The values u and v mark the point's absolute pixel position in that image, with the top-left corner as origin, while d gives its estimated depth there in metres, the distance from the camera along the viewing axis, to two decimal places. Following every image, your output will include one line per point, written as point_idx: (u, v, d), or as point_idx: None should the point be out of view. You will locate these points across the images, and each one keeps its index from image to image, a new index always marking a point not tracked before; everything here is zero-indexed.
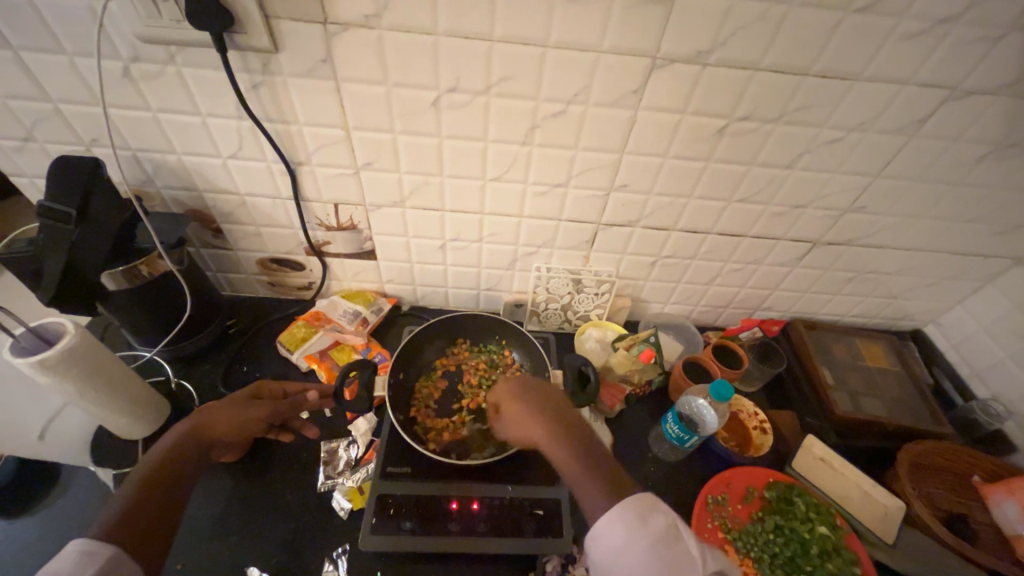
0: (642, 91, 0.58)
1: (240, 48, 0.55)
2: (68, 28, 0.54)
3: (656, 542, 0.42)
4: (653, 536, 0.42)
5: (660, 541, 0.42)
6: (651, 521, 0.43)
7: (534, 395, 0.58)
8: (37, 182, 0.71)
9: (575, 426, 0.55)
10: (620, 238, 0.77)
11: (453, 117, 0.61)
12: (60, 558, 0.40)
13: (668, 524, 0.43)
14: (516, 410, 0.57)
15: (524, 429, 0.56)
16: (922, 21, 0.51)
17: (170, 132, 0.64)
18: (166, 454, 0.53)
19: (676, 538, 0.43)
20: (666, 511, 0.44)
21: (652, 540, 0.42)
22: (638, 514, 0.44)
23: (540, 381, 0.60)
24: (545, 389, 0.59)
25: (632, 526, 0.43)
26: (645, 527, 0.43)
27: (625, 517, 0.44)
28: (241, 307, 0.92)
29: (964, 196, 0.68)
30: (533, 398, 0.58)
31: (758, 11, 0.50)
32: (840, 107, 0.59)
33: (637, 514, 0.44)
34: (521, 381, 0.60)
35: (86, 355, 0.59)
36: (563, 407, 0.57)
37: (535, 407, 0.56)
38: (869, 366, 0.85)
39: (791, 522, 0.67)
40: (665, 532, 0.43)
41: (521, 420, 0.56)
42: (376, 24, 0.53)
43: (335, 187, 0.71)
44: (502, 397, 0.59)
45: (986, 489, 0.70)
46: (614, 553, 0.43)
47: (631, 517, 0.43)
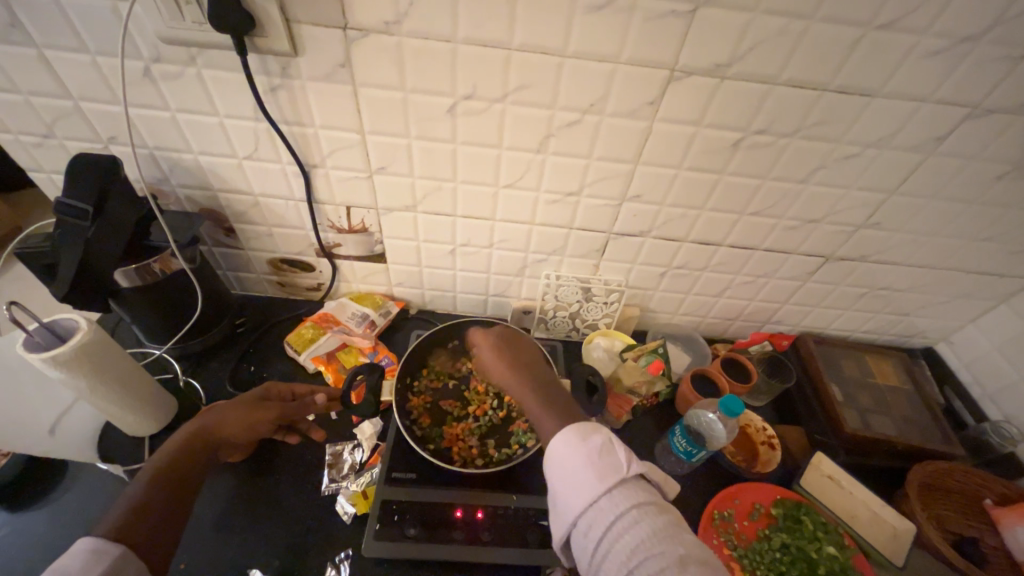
0: (658, 103, 0.58)
1: (261, 52, 0.56)
2: (91, 27, 0.54)
3: (590, 451, 0.46)
4: (590, 448, 0.46)
5: (594, 450, 0.46)
6: (589, 437, 0.47)
7: (513, 349, 0.61)
8: (54, 177, 0.72)
9: (544, 377, 0.58)
10: (631, 247, 0.77)
11: (468, 123, 0.61)
12: (70, 556, 0.40)
13: (605, 439, 0.47)
14: (494, 361, 0.60)
15: (500, 381, 0.59)
16: (944, 38, 0.50)
17: (188, 132, 0.65)
18: (177, 452, 0.54)
19: (610, 450, 0.46)
20: (604, 431, 0.48)
21: (587, 450, 0.46)
22: (579, 432, 0.48)
23: (516, 340, 0.63)
24: (522, 346, 0.62)
25: (572, 440, 0.47)
26: (583, 441, 0.47)
27: (568, 436, 0.48)
28: (250, 306, 0.92)
29: (980, 215, 0.67)
30: (510, 352, 0.61)
31: (778, 26, 0.50)
32: (858, 123, 0.58)
33: (579, 433, 0.48)
34: (500, 338, 0.63)
35: (98, 352, 0.59)
36: (536, 361, 0.60)
37: (513, 359, 0.60)
38: (879, 383, 0.84)
39: (799, 540, 0.66)
40: (601, 445, 0.46)
41: (497, 373, 0.59)
42: (395, 31, 0.53)
43: (348, 190, 0.71)
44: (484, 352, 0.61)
45: (997, 513, 0.69)
46: (558, 466, 0.47)
47: (572, 434, 0.48)
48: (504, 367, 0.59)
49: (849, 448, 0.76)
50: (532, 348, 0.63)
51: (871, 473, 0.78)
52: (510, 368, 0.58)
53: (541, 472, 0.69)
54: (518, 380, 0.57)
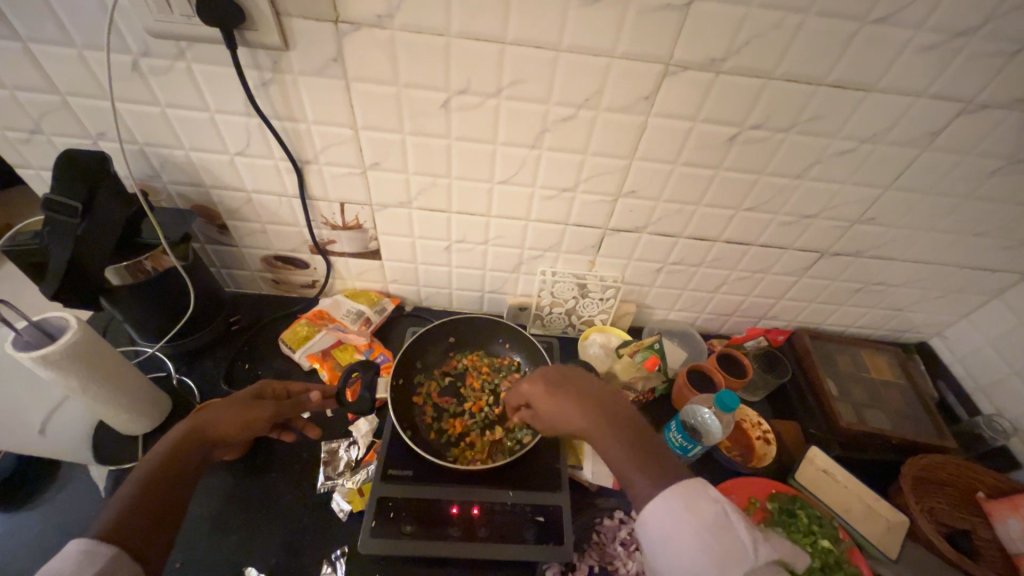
0: (653, 97, 0.57)
1: (251, 46, 0.55)
2: (78, 21, 0.53)
3: (704, 529, 0.44)
4: (705, 526, 0.44)
5: (709, 529, 0.44)
6: (701, 510, 0.45)
7: (580, 387, 0.57)
8: (42, 174, 0.71)
9: (623, 416, 0.55)
10: (626, 243, 0.77)
11: (462, 118, 0.61)
12: (60, 558, 0.40)
13: (718, 512, 0.45)
14: (557, 407, 0.56)
15: (573, 424, 0.55)
16: (939, 33, 0.50)
17: (178, 127, 0.64)
18: (169, 452, 0.53)
19: (727, 527, 0.44)
20: (714, 499, 0.46)
21: (701, 529, 0.44)
22: (688, 503, 0.45)
23: (573, 377, 0.59)
24: (587, 381, 0.59)
25: (682, 515, 0.45)
26: (695, 516, 0.45)
27: (677, 508, 0.45)
28: (244, 303, 0.91)
29: (974, 210, 0.67)
30: (579, 391, 0.57)
31: (774, 19, 0.50)
32: (853, 118, 0.58)
33: (687, 504, 0.45)
34: (554, 380, 0.58)
35: (89, 350, 0.59)
36: (607, 397, 0.57)
37: (585, 400, 0.56)
38: (873, 378, 0.85)
39: (793, 534, 0.66)
40: (715, 521, 0.44)
41: (568, 416, 0.55)
42: (388, 25, 0.52)
43: (342, 186, 0.71)
44: (542, 399, 0.57)
45: (989, 505, 0.69)
46: (669, 543, 0.45)
47: (682, 508, 0.45)
48: (571, 413, 0.55)
49: (843, 442, 0.77)
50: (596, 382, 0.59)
51: (866, 467, 0.79)
52: (580, 414, 0.55)
53: (538, 468, 0.69)
54: (592, 426, 0.54)
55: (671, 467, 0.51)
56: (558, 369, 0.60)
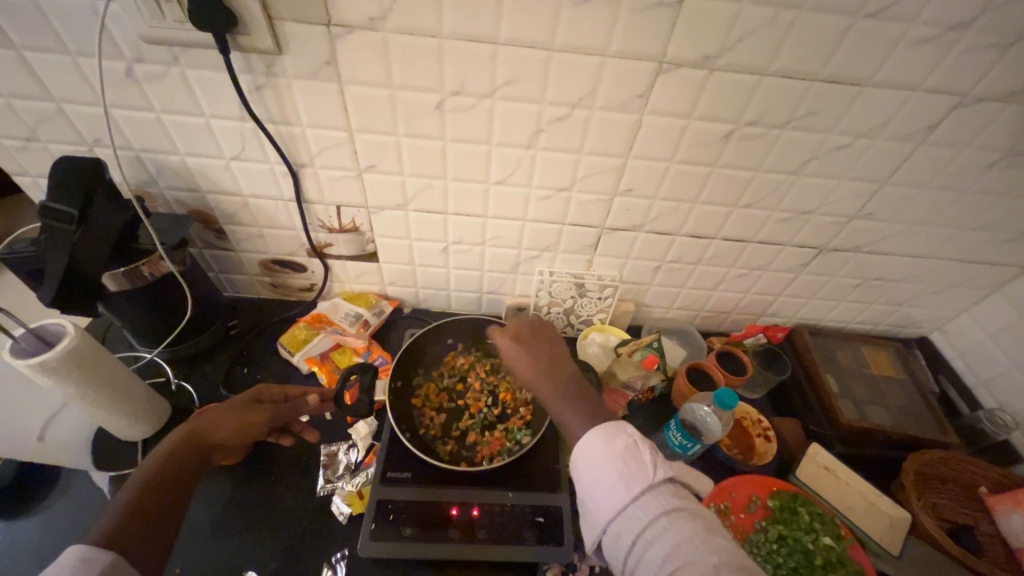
0: (648, 96, 0.57)
1: (244, 50, 0.55)
2: (71, 27, 0.53)
3: (613, 454, 0.45)
4: (613, 451, 0.45)
5: (617, 452, 0.45)
6: (611, 439, 0.46)
7: (535, 339, 0.62)
8: (39, 181, 0.71)
9: (566, 368, 0.57)
10: (623, 242, 0.77)
11: (456, 120, 0.61)
12: (59, 566, 0.40)
13: (627, 441, 0.46)
14: (512, 347, 0.60)
15: (517, 368, 0.59)
16: (933, 26, 0.50)
17: (173, 132, 0.64)
18: (167, 458, 0.53)
19: (634, 453, 0.45)
20: (627, 431, 0.47)
21: (610, 455, 0.45)
22: (601, 433, 0.47)
23: (536, 331, 0.63)
24: (542, 335, 0.63)
25: (594, 443, 0.47)
26: (606, 442, 0.46)
27: (591, 438, 0.47)
28: (242, 307, 0.92)
29: (971, 204, 0.67)
30: (531, 341, 0.61)
31: (766, 16, 0.50)
32: (848, 113, 0.58)
33: (600, 434, 0.47)
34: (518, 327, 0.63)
35: (86, 357, 0.59)
36: (557, 351, 0.60)
37: (534, 349, 0.60)
38: (874, 373, 0.84)
39: (795, 532, 0.66)
40: (624, 447, 0.45)
41: (513, 360, 0.59)
42: (380, 27, 0.53)
43: (338, 189, 0.71)
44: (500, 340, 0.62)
45: (992, 501, 0.69)
46: (584, 472, 0.46)
47: (596, 436, 0.47)
48: (523, 354, 0.59)
49: (844, 439, 0.76)
50: (552, 337, 0.63)
51: (867, 463, 0.78)
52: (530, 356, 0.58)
53: (537, 469, 0.69)
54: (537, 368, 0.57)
55: (601, 414, 0.52)
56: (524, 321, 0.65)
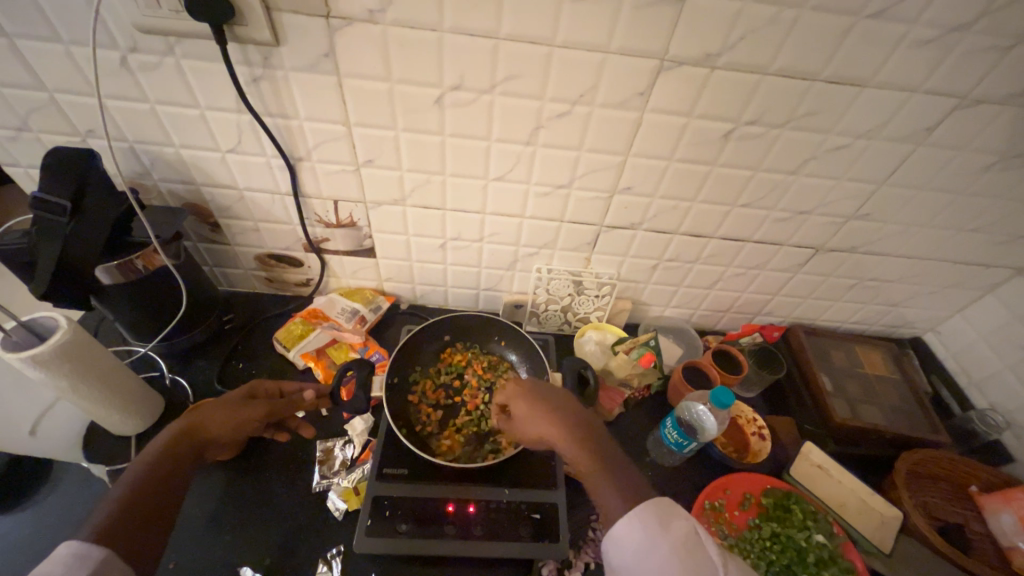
0: (648, 93, 0.57)
1: (241, 41, 0.54)
2: (65, 17, 0.53)
3: (676, 544, 0.45)
4: (675, 541, 0.45)
5: (679, 543, 0.45)
6: (672, 525, 0.46)
7: (555, 401, 0.59)
8: (31, 172, 0.70)
9: (596, 435, 0.56)
10: (622, 240, 0.77)
11: (456, 115, 0.60)
12: (51, 563, 0.40)
13: (688, 528, 0.46)
14: (533, 415, 0.58)
15: (545, 434, 0.57)
16: (935, 28, 0.50)
17: (168, 124, 0.63)
18: (161, 454, 0.53)
19: (696, 543, 0.45)
20: (683, 516, 0.47)
21: (672, 543, 0.45)
22: (660, 518, 0.47)
23: (555, 392, 0.61)
24: (563, 395, 0.61)
25: (654, 528, 0.46)
26: (667, 531, 0.46)
27: (646, 522, 0.46)
28: (238, 302, 0.91)
29: (969, 206, 0.68)
30: (552, 403, 0.59)
31: (770, 14, 0.50)
32: (849, 113, 0.58)
33: (658, 518, 0.47)
34: (535, 390, 0.60)
35: (78, 351, 0.58)
36: (581, 412, 0.59)
37: (557, 413, 0.58)
38: (868, 373, 0.85)
39: (788, 529, 0.67)
40: (685, 537, 0.45)
41: (541, 426, 0.57)
42: (379, 19, 0.52)
43: (335, 184, 0.70)
44: (521, 408, 0.60)
45: (982, 498, 0.70)
46: (641, 559, 0.45)
47: (654, 522, 0.46)
48: (545, 422, 0.57)
49: (838, 438, 0.77)
50: (573, 398, 0.61)
51: (860, 462, 0.79)
52: (553, 424, 0.57)
53: (534, 466, 0.69)
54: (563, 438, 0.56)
55: (638, 486, 0.51)
56: (540, 381, 0.62)
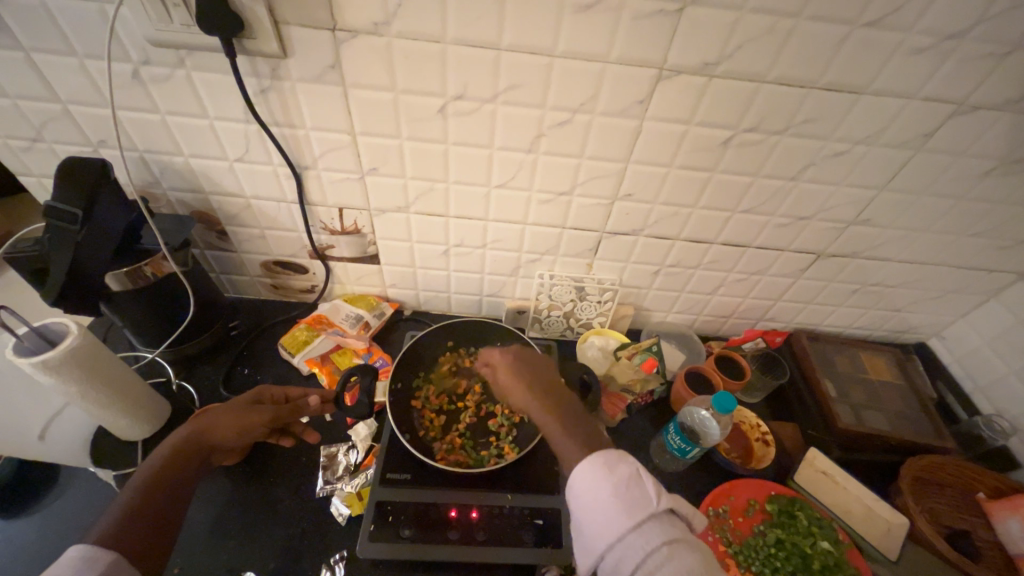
0: (647, 102, 0.58)
1: (250, 53, 0.55)
2: (79, 31, 0.54)
3: (617, 482, 0.45)
4: (617, 479, 0.45)
5: (621, 482, 0.45)
6: (615, 466, 0.46)
7: (532, 366, 0.61)
8: (43, 182, 0.71)
9: (566, 399, 0.57)
10: (623, 246, 0.77)
11: (459, 124, 0.62)
12: (60, 565, 0.40)
13: (629, 469, 0.46)
14: (509, 375, 0.60)
15: (518, 400, 0.58)
16: (931, 35, 0.51)
17: (178, 134, 0.65)
18: (167, 460, 0.53)
19: (637, 481, 0.45)
20: (628, 459, 0.47)
21: (612, 481, 0.45)
22: (604, 460, 0.47)
23: (534, 359, 0.63)
24: (544, 366, 0.62)
25: (596, 469, 0.46)
26: (610, 471, 0.46)
27: (592, 463, 0.47)
28: (243, 308, 0.92)
29: (969, 211, 0.68)
30: (528, 367, 0.61)
31: (765, 25, 0.51)
32: (847, 119, 0.58)
33: (602, 461, 0.47)
34: (515, 354, 0.62)
35: (87, 356, 0.59)
36: (555, 378, 0.60)
37: (532, 376, 0.59)
38: (872, 378, 0.85)
39: (793, 536, 0.66)
40: (627, 476, 0.46)
41: (515, 392, 0.58)
42: (384, 32, 0.53)
43: (341, 192, 0.71)
44: (498, 369, 0.61)
45: (989, 505, 0.70)
46: (583, 496, 0.46)
47: (597, 463, 0.47)
48: (520, 383, 0.59)
49: (842, 443, 0.77)
50: (550, 367, 0.63)
51: (865, 468, 0.79)
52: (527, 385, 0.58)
53: (536, 472, 0.69)
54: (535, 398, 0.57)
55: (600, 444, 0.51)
56: (520, 348, 0.65)
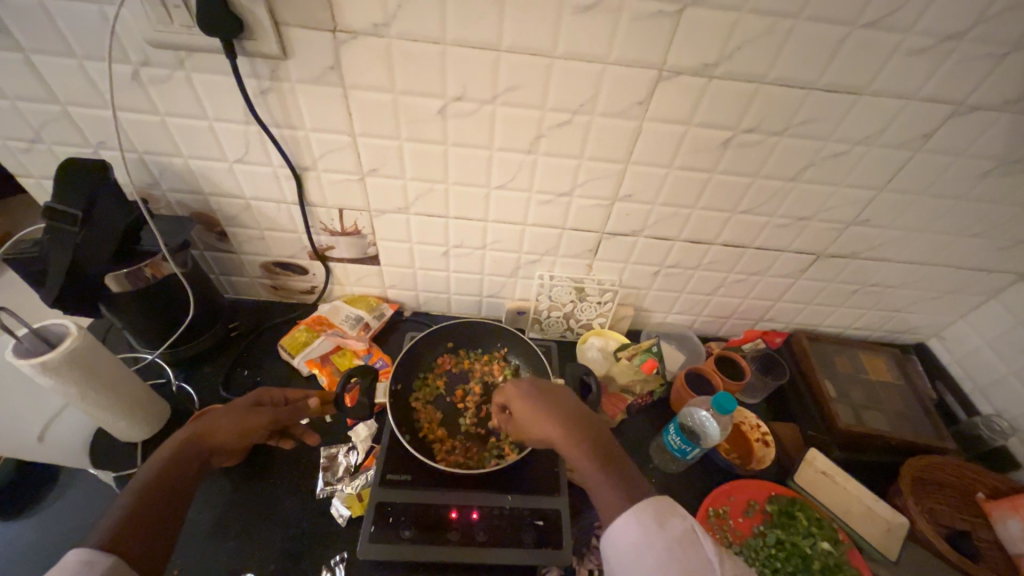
0: (647, 103, 0.58)
1: (249, 54, 0.55)
2: (78, 32, 0.54)
3: (672, 542, 0.45)
4: (673, 538, 0.46)
5: (675, 542, 0.45)
6: (670, 524, 0.47)
7: (557, 402, 0.59)
8: (43, 183, 0.71)
9: (599, 438, 0.56)
10: (623, 247, 0.77)
11: (459, 125, 0.62)
12: (61, 569, 0.41)
13: (685, 527, 0.47)
14: (536, 418, 0.57)
15: (550, 443, 0.56)
16: (929, 37, 0.51)
17: (177, 135, 0.65)
18: (169, 461, 0.53)
19: (693, 541, 0.46)
20: (681, 515, 0.47)
21: (669, 540, 0.45)
22: (658, 517, 0.47)
23: (557, 393, 0.60)
24: (568, 398, 0.60)
25: (651, 526, 0.46)
26: (663, 529, 0.46)
27: (644, 520, 0.47)
28: (243, 310, 0.92)
29: (967, 211, 0.68)
30: (552, 405, 0.58)
31: (765, 26, 0.51)
32: (846, 121, 0.59)
33: (656, 519, 0.47)
34: (538, 392, 0.60)
35: (87, 357, 0.59)
36: (582, 413, 0.58)
37: (559, 415, 0.57)
38: (871, 378, 0.85)
39: (793, 536, 0.66)
40: (683, 535, 0.46)
41: (545, 435, 0.56)
42: (384, 33, 0.53)
43: (341, 193, 0.71)
44: (523, 410, 0.59)
45: (989, 505, 0.69)
46: (633, 553, 0.46)
47: (651, 521, 0.47)
48: (548, 425, 0.56)
49: (842, 444, 0.77)
50: (574, 398, 0.60)
51: (866, 468, 0.79)
52: (555, 427, 0.56)
53: (537, 473, 0.69)
54: (567, 441, 0.55)
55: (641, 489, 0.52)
56: (540, 380, 0.62)
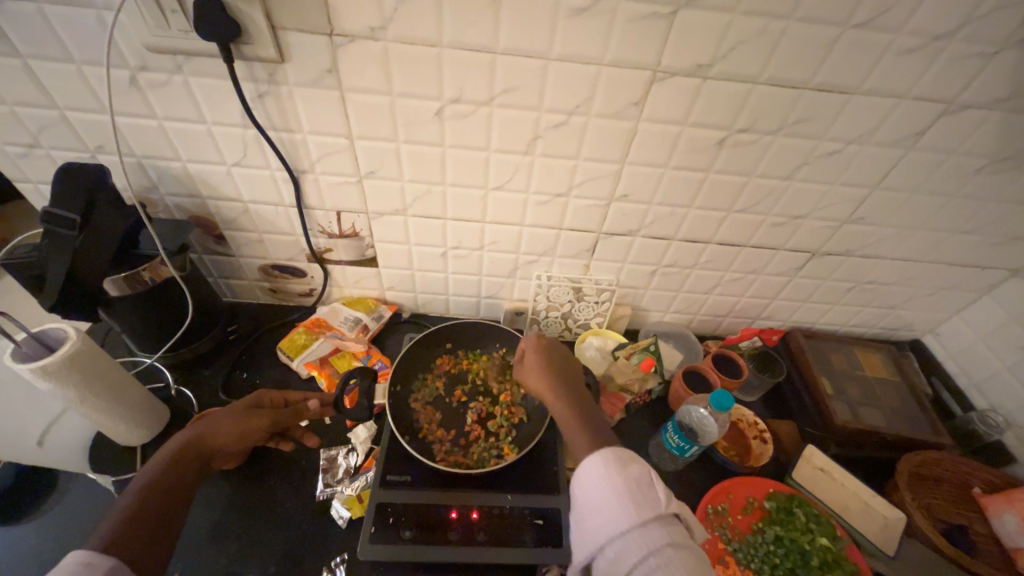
0: (643, 103, 0.59)
1: (247, 58, 0.56)
2: (76, 37, 0.54)
3: (627, 480, 0.47)
4: (627, 477, 0.48)
5: (631, 481, 0.47)
6: (628, 466, 0.49)
7: (557, 363, 0.65)
8: (41, 188, 0.71)
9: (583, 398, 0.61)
10: (621, 246, 0.78)
11: (456, 126, 0.62)
12: (61, 571, 0.41)
13: (642, 472, 0.49)
14: (536, 371, 0.64)
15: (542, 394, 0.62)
16: (919, 37, 0.52)
17: (176, 140, 0.65)
18: (169, 462, 0.54)
19: (648, 484, 0.47)
20: (642, 464, 0.50)
21: (624, 478, 0.48)
22: (617, 458, 0.50)
23: (561, 358, 0.67)
24: (569, 364, 0.66)
25: (608, 463, 0.49)
26: (622, 469, 0.49)
27: (606, 459, 0.50)
28: (242, 313, 0.92)
29: (960, 208, 0.69)
30: (553, 365, 0.65)
31: (758, 27, 0.51)
32: (838, 120, 0.59)
33: (615, 459, 0.50)
34: (545, 352, 0.67)
35: (86, 361, 0.59)
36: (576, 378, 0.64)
37: (557, 374, 0.63)
38: (867, 375, 0.86)
39: (792, 532, 0.67)
40: (639, 477, 0.48)
41: (539, 386, 0.63)
42: (381, 36, 0.54)
43: (339, 196, 0.72)
44: (528, 360, 0.66)
45: (986, 500, 0.70)
46: (590, 489, 0.49)
47: (609, 459, 0.50)
48: (544, 380, 0.63)
49: (839, 440, 0.77)
50: (575, 366, 0.67)
51: (863, 464, 0.79)
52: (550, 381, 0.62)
53: (537, 472, 0.69)
54: (557, 394, 0.61)
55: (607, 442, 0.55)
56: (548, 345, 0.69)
